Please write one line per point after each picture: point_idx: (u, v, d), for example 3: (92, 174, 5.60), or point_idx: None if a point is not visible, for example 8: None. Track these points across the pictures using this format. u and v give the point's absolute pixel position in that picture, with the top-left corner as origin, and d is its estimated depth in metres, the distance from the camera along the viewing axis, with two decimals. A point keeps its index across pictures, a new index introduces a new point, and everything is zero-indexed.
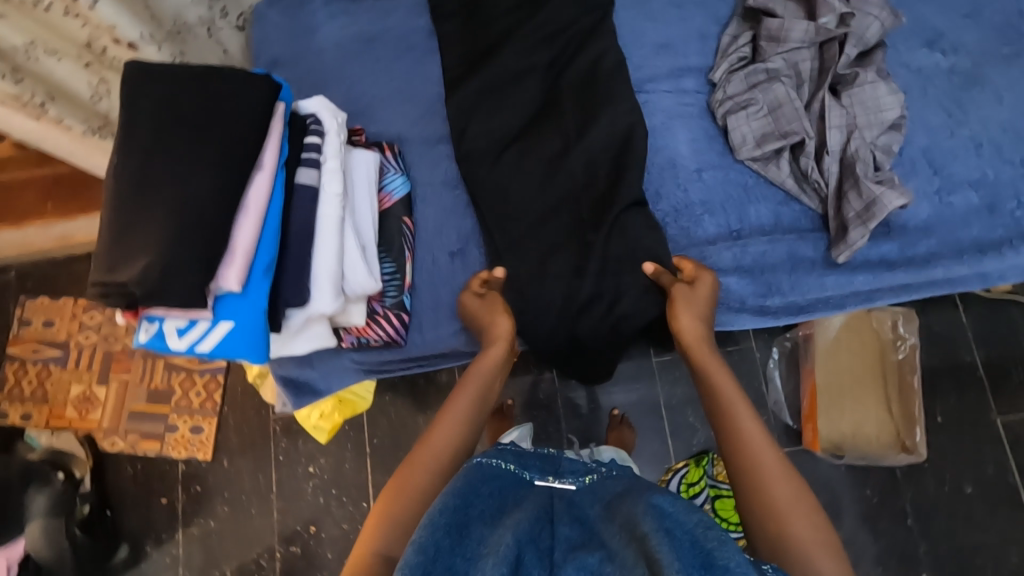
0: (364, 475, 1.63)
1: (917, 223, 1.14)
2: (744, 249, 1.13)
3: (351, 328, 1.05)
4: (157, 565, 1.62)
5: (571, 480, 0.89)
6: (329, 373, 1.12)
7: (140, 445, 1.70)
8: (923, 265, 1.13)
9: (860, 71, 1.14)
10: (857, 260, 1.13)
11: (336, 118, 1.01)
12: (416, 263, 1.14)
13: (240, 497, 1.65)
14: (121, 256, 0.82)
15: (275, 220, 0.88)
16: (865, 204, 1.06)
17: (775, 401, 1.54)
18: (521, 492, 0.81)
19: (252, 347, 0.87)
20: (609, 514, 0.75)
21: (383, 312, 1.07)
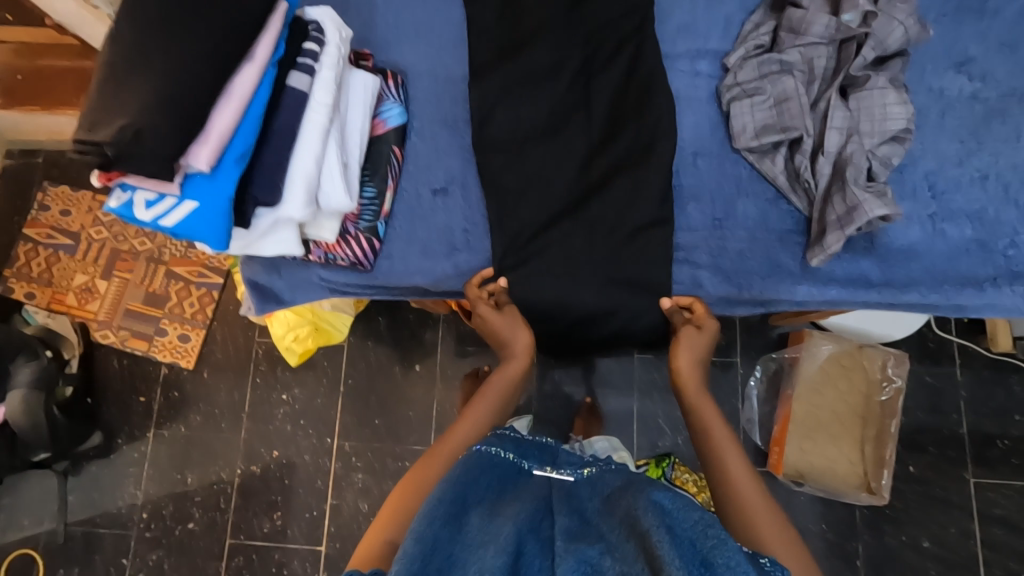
0: (333, 411, 1.67)
1: (902, 245, 1.09)
2: (722, 244, 1.11)
3: (319, 242, 1.03)
4: (126, 458, 1.69)
5: (570, 470, 0.90)
6: (295, 285, 1.09)
7: (129, 342, 1.76)
8: (901, 289, 1.08)
9: (872, 75, 1.10)
10: (833, 272, 1.09)
11: (341, 33, 0.98)
12: (399, 194, 1.11)
13: (213, 410, 1.70)
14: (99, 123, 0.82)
15: (257, 114, 0.87)
16: (847, 209, 1.02)
17: (747, 419, 1.53)
18: (518, 483, 0.85)
19: (212, 232, 0.85)
20: (611, 509, 0.78)
21: (356, 236, 1.04)
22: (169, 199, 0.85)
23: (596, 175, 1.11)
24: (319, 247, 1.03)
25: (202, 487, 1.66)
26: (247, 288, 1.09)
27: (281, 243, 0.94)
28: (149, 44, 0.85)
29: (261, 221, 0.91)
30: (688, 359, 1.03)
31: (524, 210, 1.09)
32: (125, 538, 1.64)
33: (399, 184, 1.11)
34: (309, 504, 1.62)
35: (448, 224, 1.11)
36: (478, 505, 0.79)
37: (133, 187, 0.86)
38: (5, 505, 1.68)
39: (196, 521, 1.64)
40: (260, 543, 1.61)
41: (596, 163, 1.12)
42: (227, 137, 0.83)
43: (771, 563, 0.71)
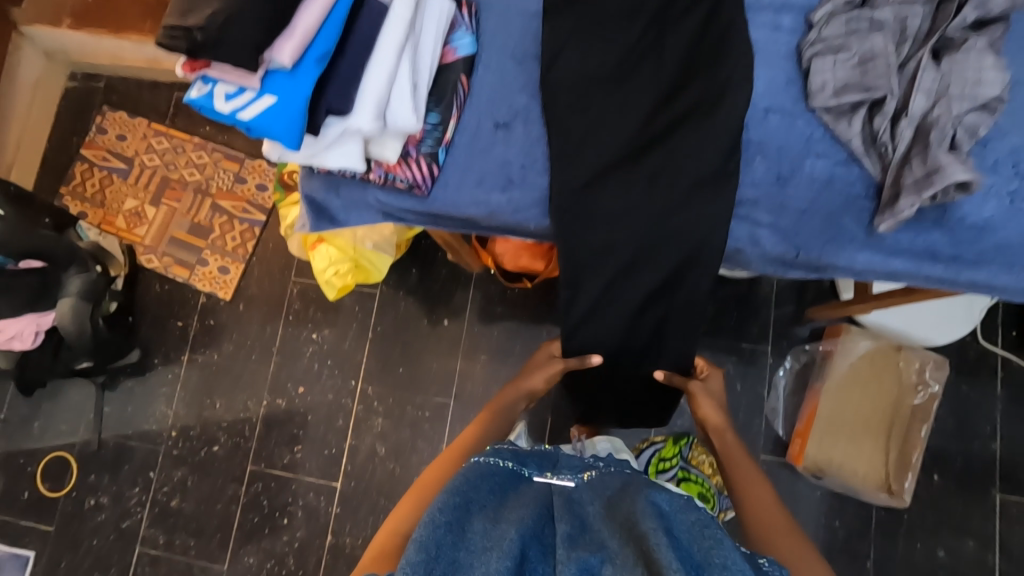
0: (359, 355, 1.70)
1: (975, 221, 0.94)
2: (784, 206, 0.98)
3: (381, 162, 0.95)
4: (160, 378, 1.77)
5: (570, 476, 0.90)
6: (351, 206, 1.02)
7: (172, 269, 1.82)
8: (968, 266, 0.96)
9: (971, 37, 0.92)
10: (900, 243, 0.96)
11: None
12: (461, 125, 1.02)
13: (246, 341, 1.75)
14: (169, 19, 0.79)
15: (340, 16, 0.82)
16: (927, 172, 0.88)
17: (771, 409, 1.51)
18: (519, 488, 0.84)
19: (287, 130, 0.80)
20: (611, 511, 0.76)
21: (417, 158, 0.97)
22: (248, 93, 0.81)
23: (665, 125, 1.00)
24: (380, 166, 0.95)
25: (229, 413, 1.72)
26: (302, 203, 1.05)
27: (345, 156, 0.88)
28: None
29: (330, 131, 0.85)
30: (710, 407, 1.10)
31: (576, 151, 1.00)
32: (153, 453, 1.72)
33: (462, 113, 1.01)
34: (329, 442, 1.67)
35: (505, 157, 1.02)
36: (481, 510, 0.77)
37: (214, 78, 0.82)
38: (46, 409, 1.77)
39: (220, 445, 1.70)
40: (279, 472, 1.67)
41: (666, 113, 1.00)
42: (311, 39, 0.80)
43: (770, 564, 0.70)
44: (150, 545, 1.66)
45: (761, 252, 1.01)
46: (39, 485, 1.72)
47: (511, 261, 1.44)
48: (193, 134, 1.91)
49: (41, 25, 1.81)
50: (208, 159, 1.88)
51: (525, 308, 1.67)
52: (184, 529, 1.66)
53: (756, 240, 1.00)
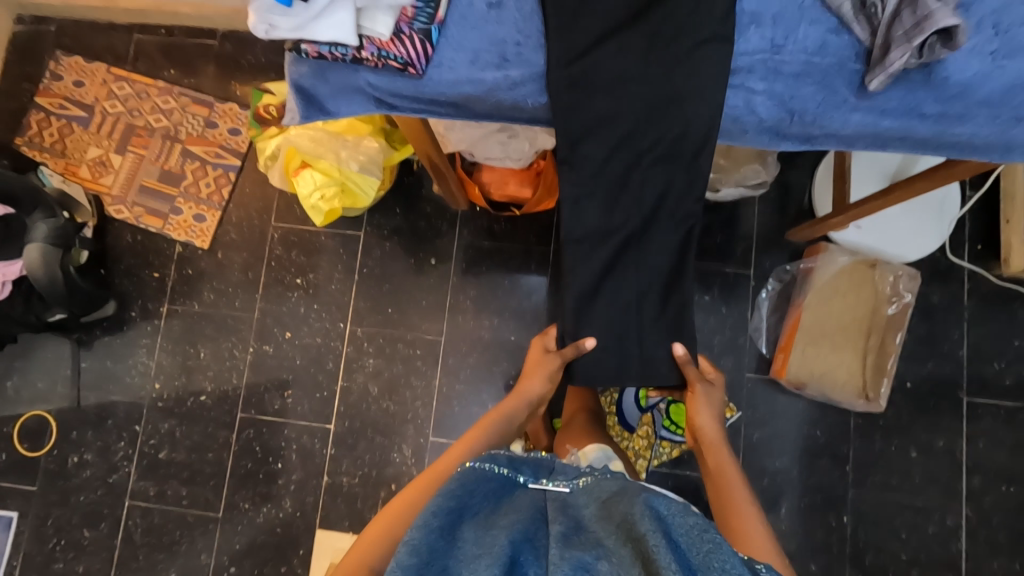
0: (346, 296, 1.68)
1: (963, 81, 0.87)
2: (778, 69, 0.89)
3: (374, 38, 0.83)
4: (139, 331, 1.71)
5: (567, 482, 0.88)
6: (341, 92, 0.92)
7: (143, 219, 1.75)
8: (954, 122, 0.90)
9: None
10: (888, 103, 0.89)
11: None
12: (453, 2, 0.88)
13: (227, 289, 1.71)
14: None
15: None
16: (917, 21, 0.80)
17: (755, 328, 1.56)
18: (514, 497, 0.80)
19: None
20: (606, 514, 0.74)
21: (410, 35, 0.84)
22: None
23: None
24: (371, 44, 0.83)
25: (214, 361, 1.69)
26: (290, 93, 0.92)
27: (336, 25, 0.79)
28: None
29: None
30: (706, 415, 1.09)
31: (552, 10, 0.88)
32: (137, 407, 1.68)
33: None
34: (320, 384, 1.65)
35: (499, 33, 0.88)
36: (473, 518, 0.72)
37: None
38: (18, 368, 1.70)
39: (208, 394, 1.67)
40: (270, 418, 1.65)
41: None
42: None
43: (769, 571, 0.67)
44: (141, 498, 1.64)
45: (751, 123, 0.94)
46: (18, 446, 1.67)
47: (497, 190, 1.43)
48: (156, 77, 1.82)
49: None
50: (175, 104, 1.80)
51: (513, 242, 1.67)
52: (175, 479, 1.64)
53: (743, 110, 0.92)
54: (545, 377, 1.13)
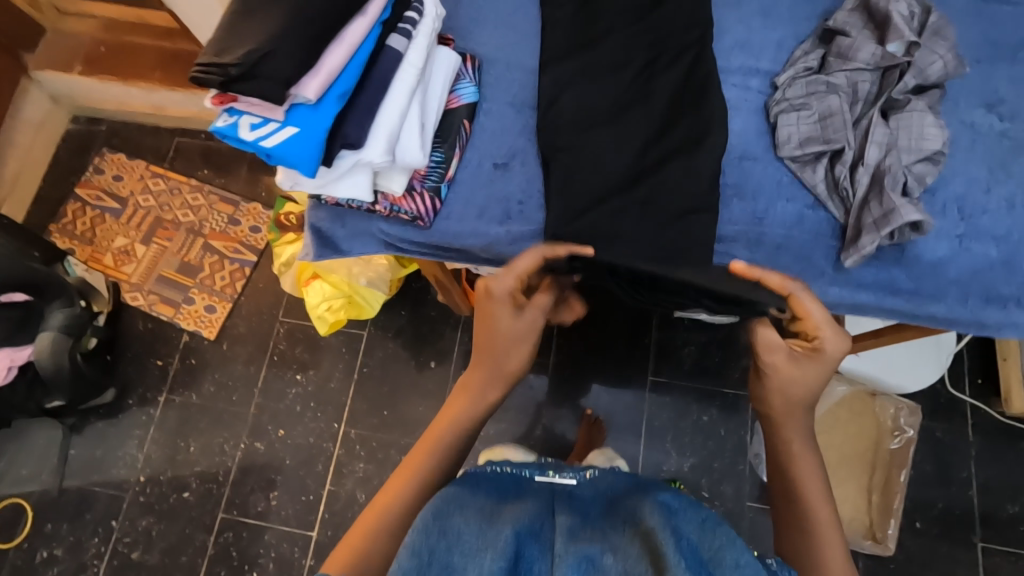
0: (344, 395, 1.69)
1: (930, 260, 0.94)
2: (759, 239, 0.96)
3: (388, 195, 0.92)
4: (133, 419, 1.71)
5: (569, 476, 0.89)
6: (355, 235, 0.98)
7: (156, 307, 1.81)
8: (928, 299, 0.95)
9: (911, 99, 0.94)
10: (863, 276, 0.95)
11: (437, 8, 0.91)
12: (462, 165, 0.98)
13: (227, 381, 1.72)
14: (222, 49, 0.80)
15: (362, 59, 0.82)
16: (885, 212, 0.87)
17: (755, 454, 1.55)
18: (520, 490, 0.80)
19: (303, 159, 0.78)
20: (608, 514, 0.74)
21: (421, 193, 0.93)
22: (272, 124, 0.80)
23: (653, 154, 0.97)
24: (386, 199, 0.92)
25: (203, 455, 1.66)
26: (307, 232, 0.99)
27: (354, 187, 0.86)
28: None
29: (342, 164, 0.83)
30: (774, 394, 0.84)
31: (558, 175, 0.97)
32: (117, 500, 1.64)
33: (467, 148, 0.98)
34: (307, 486, 1.61)
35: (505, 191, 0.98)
36: (478, 508, 0.71)
37: (241, 110, 0.81)
38: (7, 451, 1.69)
39: (191, 491, 1.63)
40: (252, 520, 1.59)
41: (652, 147, 0.97)
42: (334, 77, 0.79)
43: (779, 565, 0.68)
44: None
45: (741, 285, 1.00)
46: None
47: None
48: (190, 176, 1.95)
49: (51, 70, 1.87)
50: (203, 201, 1.92)
51: None
52: None
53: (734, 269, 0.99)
54: (515, 332, 0.87)
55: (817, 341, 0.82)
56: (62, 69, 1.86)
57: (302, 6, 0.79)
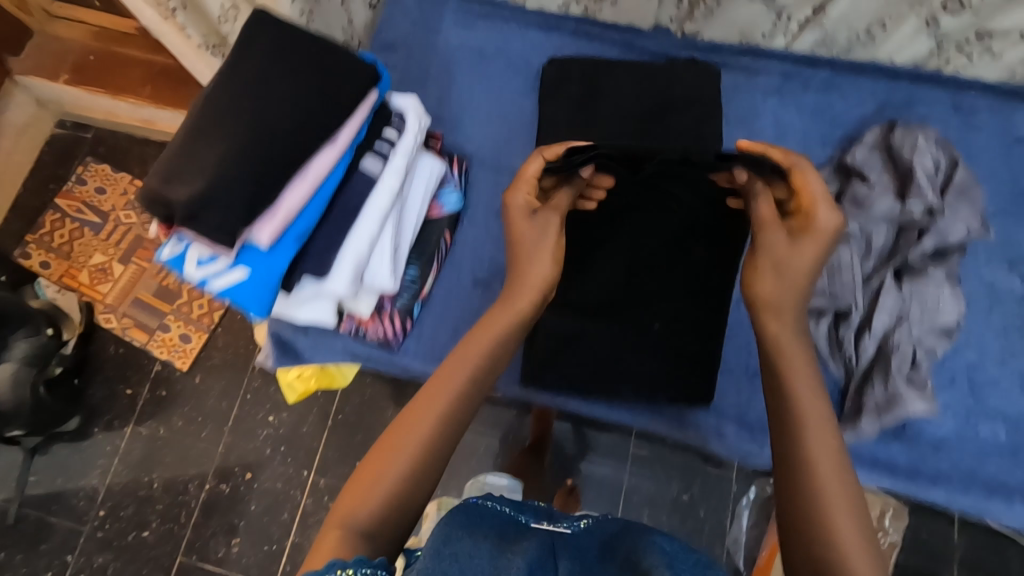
0: (316, 442, 1.63)
1: (931, 437, 1.04)
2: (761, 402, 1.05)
3: (355, 314, 0.94)
4: (98, 448, 1.65)
5: (565, 525, 0.75)
6: (318, 345, 0.99)
7: (131, 332, 1.74)
8: (926, 482, 1.02)
9: (930, 267, 1.01)
10: (864, 450, 1.03)
11: (420, 122, 0.91)
12: (440, 277, 1.04)
13: (197, 416, 1.67)
14: (180, 167, 0.73)
15: (333, 186, 0.82)
16: (888, 397, 0.96)
17: (734, 539, 1.51)
18: (514, 537, 0.67)
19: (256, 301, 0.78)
20: (609, 556, 0.66)
21: (391, 313, 0.97)
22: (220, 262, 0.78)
23: None
24: (352, 319, 0.95)
25: (167, 492, 1.61)
26: (268, 340, 1.00)
27: (316, 313, 0.87)
28: (251, 100, 0.77)
29: (303, 291, 0.84)
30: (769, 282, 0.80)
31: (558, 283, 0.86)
32: (75, 533, 1.58)
33: (446, 260, 1.03)
34: (269, 534, 1.56)
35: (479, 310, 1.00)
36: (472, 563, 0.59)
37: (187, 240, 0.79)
38: None
39: (151, 529, 1.58)
40: (212, 567, 1.55)
41: None
42: (296, 216, 0.78)
43: None
44: None
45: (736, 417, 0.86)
46: None
47: None
48: None
49: (35, 74, 1.78)
50: None
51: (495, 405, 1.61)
52: None
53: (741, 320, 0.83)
54: (528, 237, 0.85)
55: (809, 213, 0.80)
56: (45, 75, 1.77)
57: (260, 141, 0.74)
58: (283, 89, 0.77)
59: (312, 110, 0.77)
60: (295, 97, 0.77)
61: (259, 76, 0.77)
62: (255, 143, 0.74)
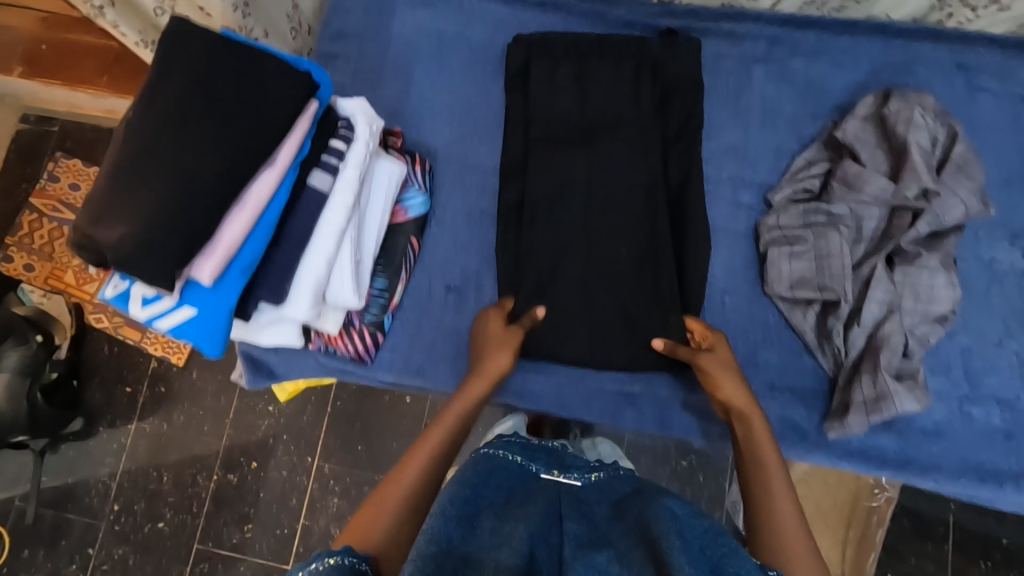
0: (318, 428, 1.12)
1: None
2: None
3: (322, 332, 0.69)
4: (101, 454, 1.13)
5: (578, 475, 0.56)
6: (292, 364, 0.74)
7: (123, 330, 1.16)
8: None
9: None
10: None
11: (372, 124, 0.63)
12: (410, 288, 0.74)
13: (197, 413, 1.14)
14: (108, 203, 0.50)
15: (276, 217, 0.56)
16: None
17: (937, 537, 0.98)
18: (523, 488, 0.51)
19: (208, 340, 0.54)
20: (619, 516, 0.48)
21: (360, 328, 0.70)
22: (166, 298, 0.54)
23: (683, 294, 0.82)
24: (318, 337, 0.69)
25: (176, 486, 1.11)
26: (238, 357, 0.75)
27: (280, 340, 0.64)
28: (167, 93, 0.52)
29: (262, 319, 0.61)
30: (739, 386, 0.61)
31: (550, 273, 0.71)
32: (89, 533, 1.10)
33: (411, 276, 0.74)
34: (278, 517, 1.09)
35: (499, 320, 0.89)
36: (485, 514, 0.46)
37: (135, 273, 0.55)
38: None
39: (166, 522, 1.10)
40: (231, 556, 1.08)
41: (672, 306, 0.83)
42: (238, 245, 0.52)
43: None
44: None
45: (801, 425, 0.67)
46: None
47: None
48: None
49: None
50: None
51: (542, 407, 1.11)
52: None
53: (814, 329, 0.67)
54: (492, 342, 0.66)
55: (839, 132, 0.68)
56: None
57: (182, 151, 0.51)
58: (198, 69, 0.52)
59: (237, 98, 0.53)
60: (218, 81, 0.52)
61: (169, 55, 0.53)
62: (166, 154, 0.51)
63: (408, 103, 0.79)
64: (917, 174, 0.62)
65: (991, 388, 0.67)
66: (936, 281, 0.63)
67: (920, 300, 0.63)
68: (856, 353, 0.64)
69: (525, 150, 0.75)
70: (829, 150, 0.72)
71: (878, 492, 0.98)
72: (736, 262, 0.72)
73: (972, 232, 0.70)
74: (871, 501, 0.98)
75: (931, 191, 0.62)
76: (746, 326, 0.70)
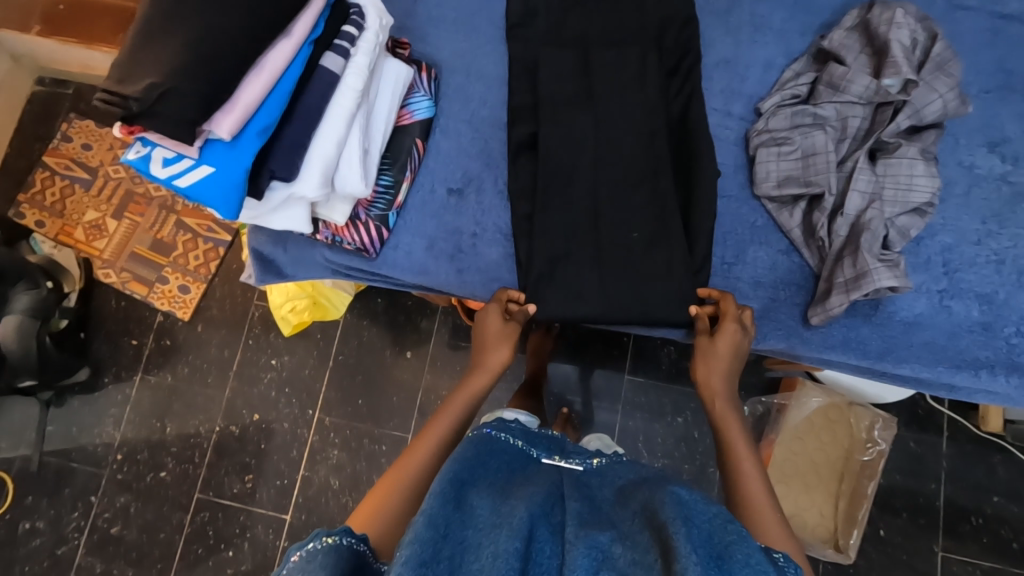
0: (320, 381, 1.11)
1: None
2: None
3: (329, 222, 0.72)
4: (106, 404, 1.11)
5: (579, 460, 0.60)
6: (299, 260, 0.78)
7: (130, 285, 1.15)
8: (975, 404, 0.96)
9: None
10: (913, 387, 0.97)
11: (381, 17, 0.66)
12: (415, 188, 0.77)
13: (201, 364, 1.13)
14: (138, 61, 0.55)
15: (291, 86, 0.59)
16: None
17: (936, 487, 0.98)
18: (527, 470, 0.55)
19: (222, 200, 0.57)
20: (622, 500, 0.50)
21: (366, 222, 0.73)
22: (187, 161, 0.58)
23: None
24: (325, 227, 0.72)
25: (179, 437, 1.10)
26: (247, 254, 0.79)
27: (289, 222, 0.67)
28: None
29: (272, 198, 0.63)
30: (725, 383, 0.65)
31: (552, 174, 0.74)
32: (91, 484, 1.08)
33: (416, 177, 0.77)
34: (279, 468, 1.08)
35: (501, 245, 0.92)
36: (486, 483, 0.50)
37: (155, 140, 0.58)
38: None
39: (168, 472, 1.08)
40: (231, 505, 1.07)
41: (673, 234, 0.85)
42: (256, 106, 0.56)
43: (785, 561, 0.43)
44: None
45: (784, 317, 0.70)
46: None
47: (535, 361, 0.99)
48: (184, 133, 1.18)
49: (7, 29, 1.11)
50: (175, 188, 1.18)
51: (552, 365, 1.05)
52: None
53: (801, 227, 0.70)
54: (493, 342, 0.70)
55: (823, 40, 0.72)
56: (13, 24, 1.11)
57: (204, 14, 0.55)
58: None
59: None
60: None
61: None
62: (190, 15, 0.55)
63: (414, 21, 0.82)
64: (897, 67, 0.66)
65: (969, 283, 0.69)
66: (914, 171, 0.67)
67: (899, 189, 0.67)
68: (839, 243, 0.67)
69: (526, 64, 0.79)
70: (816, 62, 0.75)
71: (869, 445, 0.96)
72: (727, 169, 0.75)
73: (952, 138, 0.73)
74: (863, 456, 0.96)
75: (911, 82, 0.66)
76: (736, 229, 0.73)
